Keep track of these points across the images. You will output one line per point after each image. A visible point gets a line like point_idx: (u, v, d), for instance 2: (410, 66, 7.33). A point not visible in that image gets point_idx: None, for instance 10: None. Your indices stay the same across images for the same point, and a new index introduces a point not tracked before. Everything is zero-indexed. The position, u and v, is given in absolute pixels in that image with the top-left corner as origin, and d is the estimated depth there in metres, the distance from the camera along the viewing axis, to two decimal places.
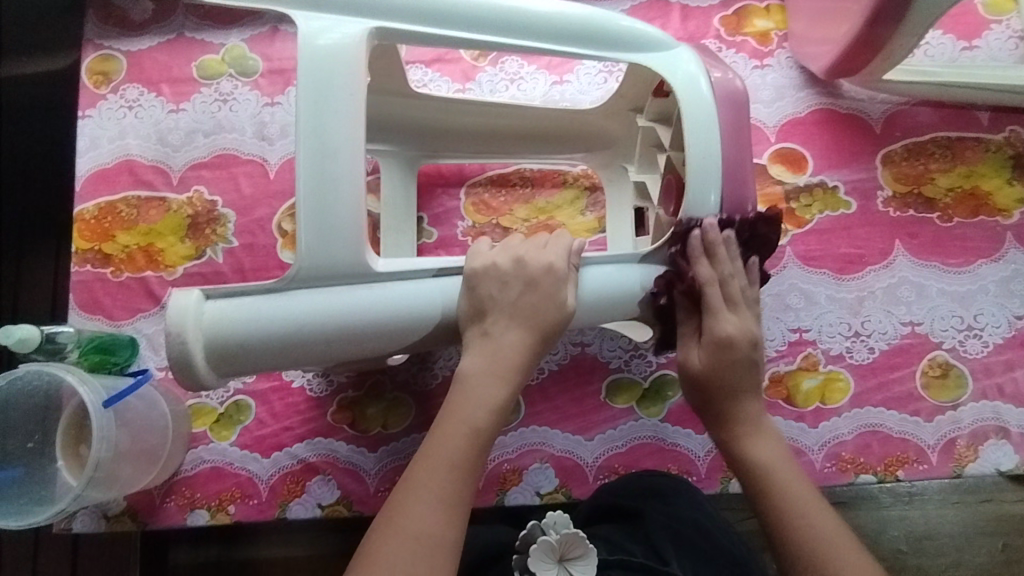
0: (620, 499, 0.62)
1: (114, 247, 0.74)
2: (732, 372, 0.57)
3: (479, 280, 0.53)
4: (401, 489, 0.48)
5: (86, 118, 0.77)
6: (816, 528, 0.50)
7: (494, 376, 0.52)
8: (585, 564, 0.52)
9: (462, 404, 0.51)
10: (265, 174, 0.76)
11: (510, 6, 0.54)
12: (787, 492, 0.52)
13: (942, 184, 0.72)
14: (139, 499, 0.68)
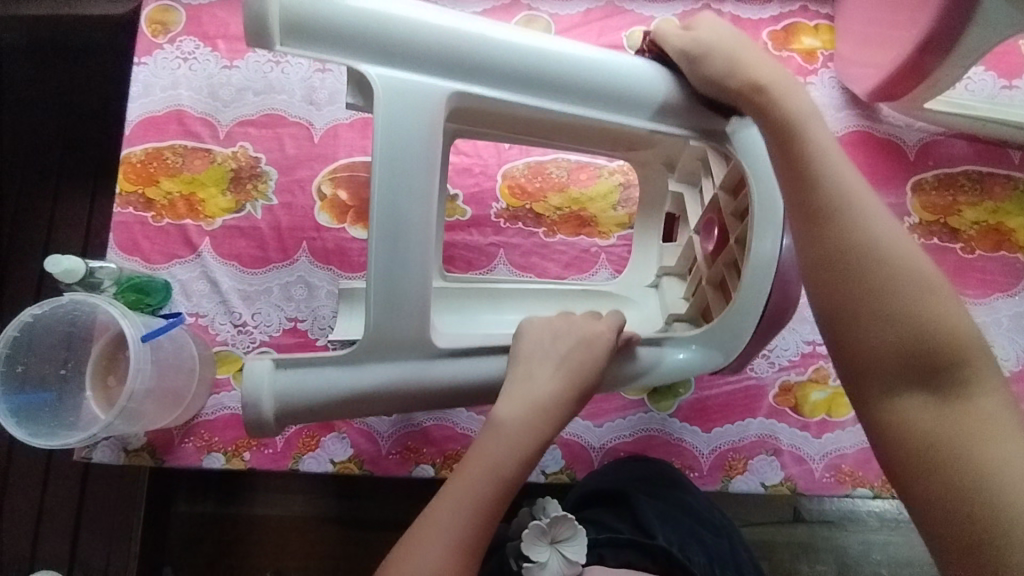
0: (603, 483, 0.64)
1: (157, 192, 0.76)
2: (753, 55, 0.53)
3: (533, 338, 0.55)
4: (417, 526, 0.48)
5: (142, 64, 0.79)
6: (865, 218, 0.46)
7: (533, 423, 0.52)
8: (574, 545, 0.55)
9: (487, 444, 0.51)
10: (310, 137, 0.78)
11: (547, 59, 0.54)
12: (834, 174, 0.48)
13: (968, 217, 0.73)
14: (158, 436, 0.70)
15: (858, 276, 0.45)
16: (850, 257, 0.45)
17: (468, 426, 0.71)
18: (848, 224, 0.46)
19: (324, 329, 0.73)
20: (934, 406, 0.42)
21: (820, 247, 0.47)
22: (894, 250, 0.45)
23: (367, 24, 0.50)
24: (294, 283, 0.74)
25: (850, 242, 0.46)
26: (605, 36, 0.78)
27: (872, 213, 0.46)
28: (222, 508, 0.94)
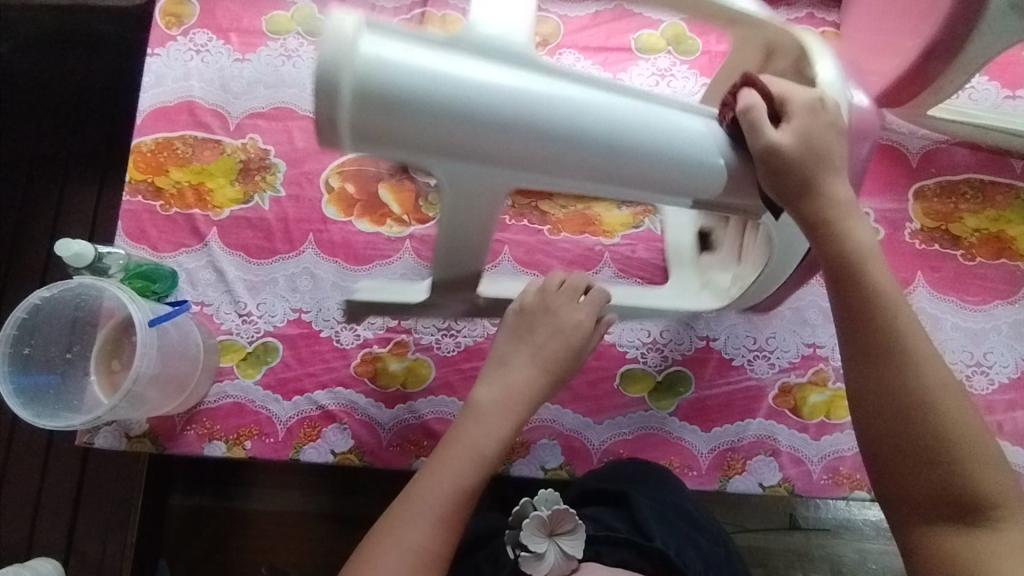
0: (602, 482, 0.64)
1: (167, 182, 0.77)
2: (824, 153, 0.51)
3: (522, 315, 0.61)
4: (401, 501, 0.53)
5: (155, 55, 0.80)
6: (916, 363, 0.49)
7: (505, 410, 0.58)
8: (572, 539, 0.56)
9: (469, 429, 0.56)
10: (319, 130, 0.79)
11: (625, 139, 0.49)
12: (889, 317, 0.50)
13: (969, 224, 0.74)
14: (160, 423, 0.71)
15: (908, 430, 0.49)
16: (902, 409, 0.49)
17: None
18: (902, 378, 0.49)
19: (328, 321, 0.74)
20: (966, 535, 0.48)
21: (877, 391, 0.50)
22: (940, 400, 0.48)
23: (439, 108, 0.45)
24: (299, 275, 0.75)
25: (904, 397, 0.49)
26: (612, 38, 0.79)
27: (924, 362, 0.49)
28: (218, 501, 0.94)
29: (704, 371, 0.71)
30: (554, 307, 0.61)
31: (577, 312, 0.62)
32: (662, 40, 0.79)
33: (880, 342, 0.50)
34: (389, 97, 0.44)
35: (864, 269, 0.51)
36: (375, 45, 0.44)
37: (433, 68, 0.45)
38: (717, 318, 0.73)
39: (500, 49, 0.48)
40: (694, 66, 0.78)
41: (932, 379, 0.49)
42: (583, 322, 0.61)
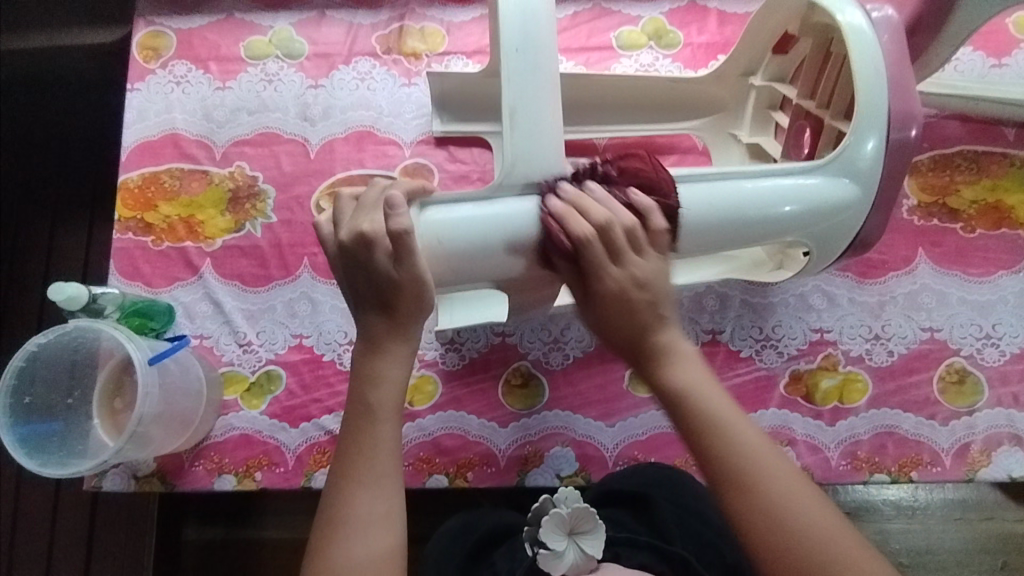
0: (623, 485, 0.64)
1: (156, 217, 0.76)
2: (627, 313, 0.51)
3: (348, 251, 0.51)
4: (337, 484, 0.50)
5: (135, 91, 0.80)
6: (778, 494, 0.45)
7: (381, 358, 0.52)
8: (593, 539, 0.53)
9: (362, 398, 0.52)
10: (306, 153, 0.78)
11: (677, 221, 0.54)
12: (744, 451, 0.47)
13: (966, 196, 0.73)
14: (168, 461, 0.70)
15: (789, 547, 0.44)
16: (775, 528, 0.44)
17: (479, 432, 0.70)
18: (758, 491, 0.46)
19: (330, 344, 0.73)
20: None
21: (749, 519, 0.45)
22: (801, 518, 0.45)
23: (507, 227, 0.52)
24: (297, 300, 0.74)
25: (771, 515, 0.45)
26: (593, 38, 0.79)
27: (778, 480, 0.46)
28: (230, 532, 0.92)
29: (713, 365, 0.70)
30: (344, 238, 0.51)
31: (365, 224, 0.50)
32: (644, 35, 0.79)
33: (740, 479, 0.46)
34: (456, 255, 0.52)
35: (691, 401, 0.49)
36: (437, 218, 0.52)
37: (487, 220, 0.52)
38: (721, 310, 0.72)
39: (543, 176, 0.52)
40: (677, 59, 0.78)
41: (802, 504, 0.45)
42: (367, 235, 0.50)
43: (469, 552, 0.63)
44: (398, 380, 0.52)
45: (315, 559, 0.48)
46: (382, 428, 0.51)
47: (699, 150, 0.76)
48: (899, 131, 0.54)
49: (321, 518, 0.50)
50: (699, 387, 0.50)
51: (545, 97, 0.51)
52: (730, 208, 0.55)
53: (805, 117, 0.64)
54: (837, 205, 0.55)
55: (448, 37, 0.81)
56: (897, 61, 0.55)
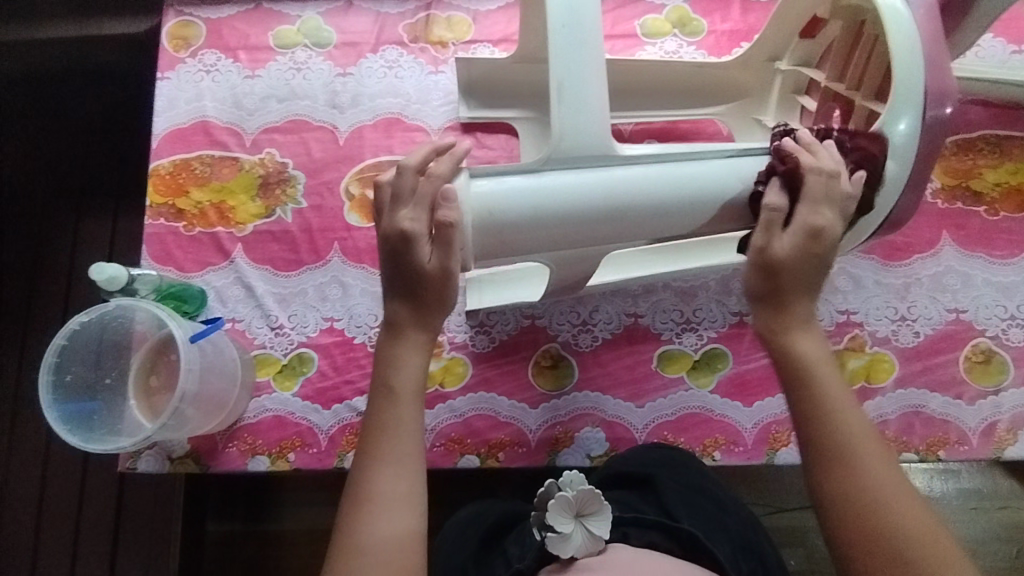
0: (631, 466, 0.64)
1: (188, 203, 0.77)
2: (805, 273, 0.52)
3: (394, 248, 0.52)
4: (361, 463, 0.49)
5: (165, 79, 0.80)
6: (874, 472, 0.47)
7: (407, 341, 0.52)
8: (599, 520, 0.54)
9: (385, 379, 0.51)
10: (335, 140, 0.79)
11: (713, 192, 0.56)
12: (852, 431, 0.48)
13: (989, 179, 0.74)
14: (201, 442, 0.70)
15: (870, 515, 0.46)
16: (853, 492, 0.47)
17: (510, 413, 0.70)
18: (848, 449, 0.48)
19: (361, 327, 0.74)
20: None
21: (834, 479, 0.47)
22: (885, 490, 0.46)
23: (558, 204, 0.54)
24: (328, 284, 0.75)
25: (854, 480, 0.47)
26: (619, 26, 0.80)
27: (874, 455, 0.48)
28: (248, 524, 0.93)
29: (741, 347, 0.71)
30: (384, 232, 0.52)
31: (406, 220, 0.51)
32: (668, 23, 0.80)
33: (842, 453, 0.48)
34: (507, 227, 0.54)
35: (807, 367, 0.51)
36: (486, 190, 0.54)
37: (535, 193, 0.54)
38: None
39: (591, 150, 0.54)
40: (701, 46, 0.79)
41: (874, 467, 0.47)
42: (410, 232, 0.51)
43: (483, 535, 0.64)
44: (421, 364, 0.52)
45: (339, 539, 0.47)
46: (404, 408, 0.50)
47: (722, 136, 0.77)
48: (934, 107, 0.55)
49: (348, 497, 0.49)
50: (826, 358, 0.51)
51: (590, 74, 0.54)
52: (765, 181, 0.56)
53: (834, 99, 0.66)
54: (869, 181, 0.56)
55: (474, 26, 0.82)
56: (932, 39, 0.56)
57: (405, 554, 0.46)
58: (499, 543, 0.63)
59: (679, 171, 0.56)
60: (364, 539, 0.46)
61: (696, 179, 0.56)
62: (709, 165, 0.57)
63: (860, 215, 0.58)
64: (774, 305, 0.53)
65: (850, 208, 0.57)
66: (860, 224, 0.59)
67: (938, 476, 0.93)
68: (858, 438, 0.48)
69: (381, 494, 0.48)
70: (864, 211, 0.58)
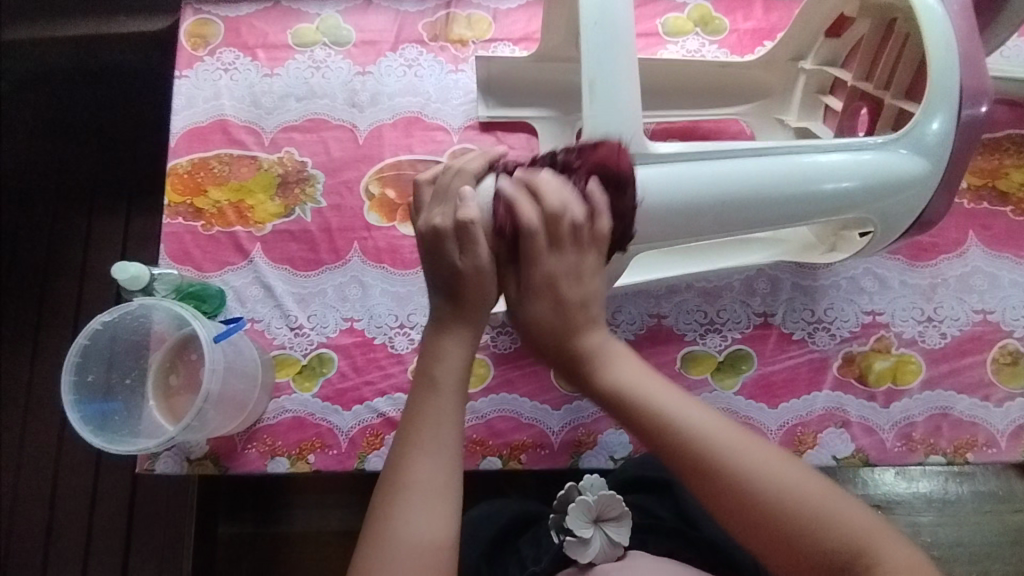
0: (647, 470, 0.64)
1: (206, 202, 0.76)
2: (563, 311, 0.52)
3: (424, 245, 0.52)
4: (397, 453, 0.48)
5: (183, 77, 0.80)
6: (739, 461, 0.45)
7: (453, 334, 0.51)
8: (618, 526, 0.54)
9: (428, 370, 0.51)
10: (354, 139, 0.78)
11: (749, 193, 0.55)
12: (696, 435, 0.47)
13: (1016, 179, 0.74)
14: (220, 444, 0.70)
15: (759, 508, 0.44)
16: (727, 500, 0.45)
17: (532, 415, 0.70)
18: (702, 458, 0.46)
19: (381, 327, 0.73)
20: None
21: (709, 496, 0.46)
22: (755, 470, 0.45)
23: None
24: (348, 284, 0.74)
25: (723, 488, 0.45)
26: (640, 24, 0.79)
27: (727, 442, 0.46)
28: (260, 527, 0.92)
29: (765, 347, 0.70)
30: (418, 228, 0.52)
31: (437, 217, 0.52)
32: (690, 21, 0.79)
33: (699, 465, 0.46)
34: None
35: (632, 396, 0.50)
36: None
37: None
38: (774, 293, 0.72)
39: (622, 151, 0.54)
40: (723, 45, 0.78)
41: (735, 453, 0.46)
42: (441, 229, 0.51)
43: (494, 537, 0.63)
44: (464, 357, 0.51)
45: (370, 530, 0.46)
46: (446, 400, 0.49)
47: (745, 136, 0.75)
48: (971, 106, 0.54)
49: (383, 488, 0.47)
50: (635, 378, 0.51)
51: (624, 72, 0.53)
52: (798, 180, 0.55)
53: (862, 99, 0.65)
54: (904, 180, 0.55)
55: (494, 24, 0.81)
56: (967, 37, 0.55)
57: (436, 552, 0.45)
58: (512, 546, 0.62)
59: (706, 171, 0.55)
60: (395, 532, 0.45)
61: (732, 180, 0.55)
62: (737, 164, 0.55)
63: (895, 215, 0.58)
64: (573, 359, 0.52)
65: (885, 207, 0.57)
66: (893, 224, 0.59)
67: (955, 479, 0.92)
68: (704, 437, 0.47)
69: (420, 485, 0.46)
70: (899, 212, 0.57)
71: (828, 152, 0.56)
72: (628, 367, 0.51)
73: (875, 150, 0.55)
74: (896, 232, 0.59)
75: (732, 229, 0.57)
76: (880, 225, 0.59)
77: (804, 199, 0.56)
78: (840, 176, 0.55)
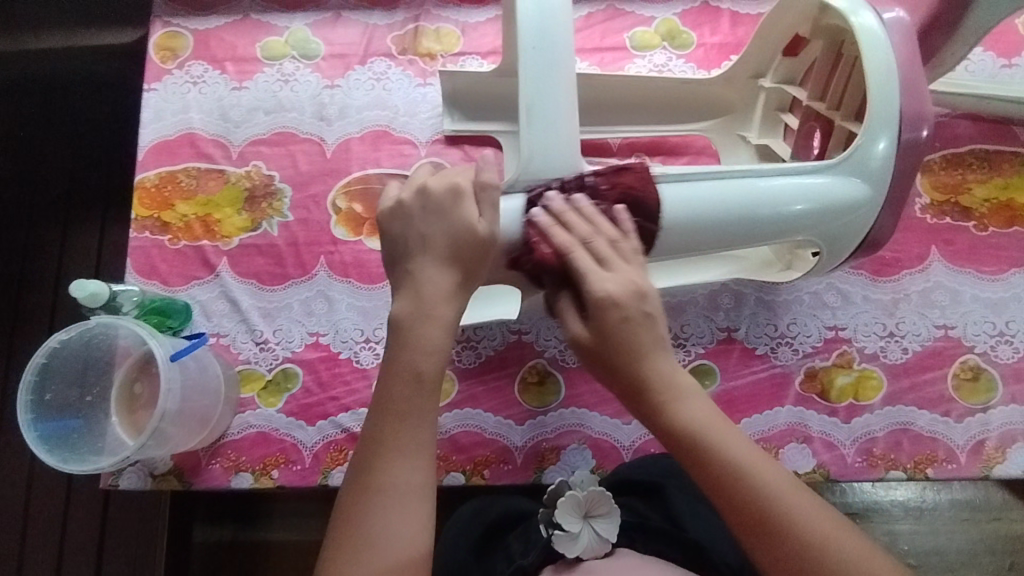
0: (637, 473, 0.64)
1: (173, 216, 0.76)
2: (625, 338, 0.49)
3: (429, 195, 0.51)
4: (371, 444, 0.47)
5: (151, 90, 0.80)
6: (778, 501, 0.45)
7: (435, 314, 0.49)
8: (607, 522, 0.55)
9: (404, 353, 0.48)
10: (322, 152, 0.78)
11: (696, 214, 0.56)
12: (742, 462, 0.47)
13: (979, 194, 0.74)
14: (185, 459, 0.70)
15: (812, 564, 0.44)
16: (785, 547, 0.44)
17: (495, 430, 0.70)
18: (745, 485, 0.46)
19: (346, 342, 0.73)
20: None
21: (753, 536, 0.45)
22: (795, 508, 0.45)
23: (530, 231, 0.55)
24: (313, 298, 0.74)
25: (770, 529, 0.45)
26: (607, 39, 0.79)
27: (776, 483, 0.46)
28: (238, 533, 0.93)
29: (728, 363, 0.70)
30: (429, 185, 0.52)
31: (455, 177, 0.52)
32: (656, 36, 0.79)
33: (750, 503, 0.46)
34: None
35: (697, 432, 0.48)
36: None
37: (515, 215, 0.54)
38: (737, 308, 0.72)
39: (556, 175, 0.55)
40: (690, 59, 0.78)
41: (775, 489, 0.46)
42: (457, 186, 0.51)
43: (482, 534, 0.62)
44: (437, 346, 0.49)
45: (340, 525, 0.45)
46: (422, 398, 0.47)
47: (710, 153, 0.74)
48: (910, 129, 0.55)
49: (350, 484, 0.46)
50: (706, 414, 0.49)
51: (561, 94, 0.54)
52: (746, 206, 0.56)
53: (816, 119, 0.64)
54: (850, 205, 0.56)
55: (463, 38, 0.82)
56: (909, 61, 0.56)
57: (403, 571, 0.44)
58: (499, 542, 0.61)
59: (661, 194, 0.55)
60: (366, 536, 0.44)
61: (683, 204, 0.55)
62: (690, 189, 0.56)
63: (844, 237, 0.58)
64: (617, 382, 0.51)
65: (829, 230, 0.57)
66: (838, 251, 0.60)
67: (930, 489, 0.92)
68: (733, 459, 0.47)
69: (394, 487, 0.45)
70: (846, 234, 0.58)
71: (794, 167, 0.56)
72: (696, 403, 0.50)
73: (818, 174, 0.56)
74: (845, 252, 0.60)
75: (670, 253, 0.58)
76: (825, 250, 0.60)
77: (757, 222, 0.57)
78: (792, 200, 0.56)
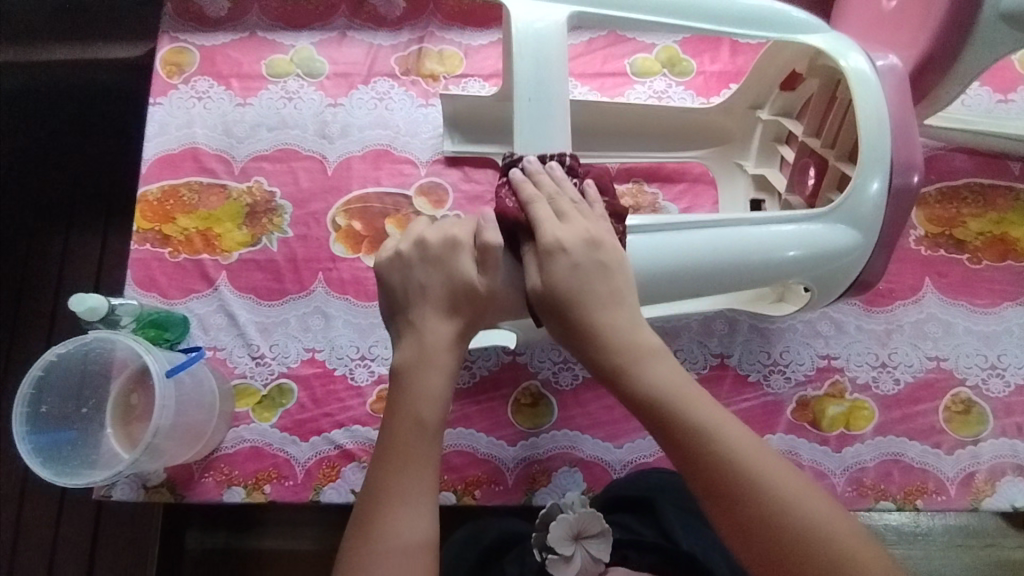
0: (631, 490, 0.64)
1: (174, 229, 0.77)
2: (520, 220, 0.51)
3: (427, 248, 0.51)
4: (373, 495, 0.46)
5: (157, 105, 0.81)
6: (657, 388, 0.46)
7: (434, 364, 0.49)
8: (599, 543, 0.56)
9: (408, 401, 0.48)
10: (323, 170, 0.79)
11: (694, 259, 0.56)
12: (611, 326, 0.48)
13: (973, 228, 0.75)
14: (178, 472, 0.70)
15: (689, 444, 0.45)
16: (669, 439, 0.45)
17: (488, 450, 0.70)
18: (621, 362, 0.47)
19: (342, 359, 0.74)
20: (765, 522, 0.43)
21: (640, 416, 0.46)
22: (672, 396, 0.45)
23: None
24: (310, 314, 0.75)
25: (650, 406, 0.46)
26: (608, 64, 0.80)
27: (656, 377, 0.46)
28: (231, 541, 0.91)
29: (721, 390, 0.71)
30: (427, 237, 0.51)
31: (454, 229, 0.52)
32: (657, 63, 0.80)
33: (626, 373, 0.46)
34: None
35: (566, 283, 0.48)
36: None
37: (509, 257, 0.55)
38: (730, 334, 0.72)
39: None
40: (689, 87, 0.79)
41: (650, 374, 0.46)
42: (456, 239, 0.51)
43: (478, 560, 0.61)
44: (437, 396, 0.48)
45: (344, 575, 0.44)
46: (429, 446, 0.47)
47: (707, 180, 0.75)
48: (901, 174, 0.56)
49: (352, 535, 0.46)
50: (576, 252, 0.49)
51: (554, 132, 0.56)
52: (739, 250, 0.56)
53: (811, 155, 0.65)
54: (841, 250, 0.57)
55: (465, 60, 0.83)
56: (899, 106, 0.57)
57: None
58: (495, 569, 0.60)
59: (662, 242, 0.56)
60: None
61: (681, 252, 0.56)
62: (692, 238, 0.56)
63: (837, 277, 0.59)
64: (565, 332, 0.49)
65: (824, 272, 0.58)
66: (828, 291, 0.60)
67: None
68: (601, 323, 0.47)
69: (395, 539, 0.44)
70: (839, 274, 0.58)
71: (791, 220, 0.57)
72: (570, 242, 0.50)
73: (812, 220, 0.57)
74: (837, 291, 0.60)
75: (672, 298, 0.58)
76: (818, 288, 0.60)
77: (751, 266, 0.57)
78: (786, 244, 0.57)
